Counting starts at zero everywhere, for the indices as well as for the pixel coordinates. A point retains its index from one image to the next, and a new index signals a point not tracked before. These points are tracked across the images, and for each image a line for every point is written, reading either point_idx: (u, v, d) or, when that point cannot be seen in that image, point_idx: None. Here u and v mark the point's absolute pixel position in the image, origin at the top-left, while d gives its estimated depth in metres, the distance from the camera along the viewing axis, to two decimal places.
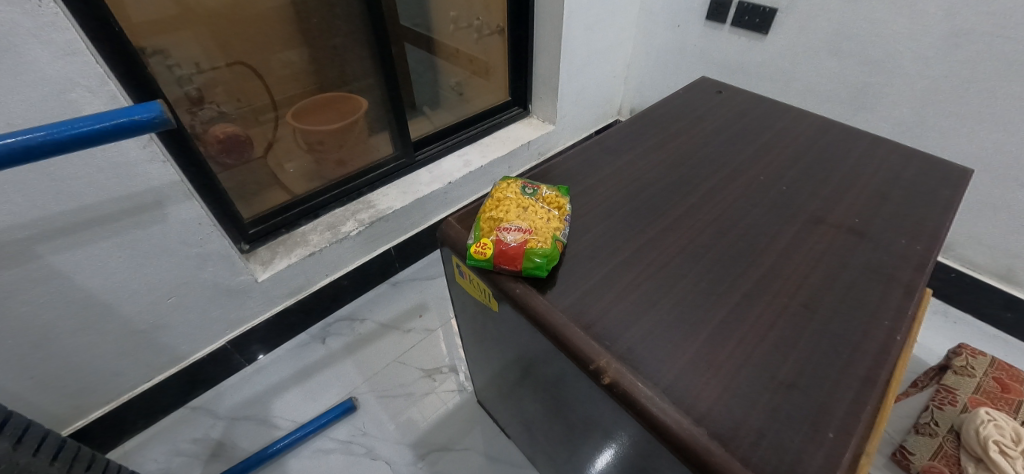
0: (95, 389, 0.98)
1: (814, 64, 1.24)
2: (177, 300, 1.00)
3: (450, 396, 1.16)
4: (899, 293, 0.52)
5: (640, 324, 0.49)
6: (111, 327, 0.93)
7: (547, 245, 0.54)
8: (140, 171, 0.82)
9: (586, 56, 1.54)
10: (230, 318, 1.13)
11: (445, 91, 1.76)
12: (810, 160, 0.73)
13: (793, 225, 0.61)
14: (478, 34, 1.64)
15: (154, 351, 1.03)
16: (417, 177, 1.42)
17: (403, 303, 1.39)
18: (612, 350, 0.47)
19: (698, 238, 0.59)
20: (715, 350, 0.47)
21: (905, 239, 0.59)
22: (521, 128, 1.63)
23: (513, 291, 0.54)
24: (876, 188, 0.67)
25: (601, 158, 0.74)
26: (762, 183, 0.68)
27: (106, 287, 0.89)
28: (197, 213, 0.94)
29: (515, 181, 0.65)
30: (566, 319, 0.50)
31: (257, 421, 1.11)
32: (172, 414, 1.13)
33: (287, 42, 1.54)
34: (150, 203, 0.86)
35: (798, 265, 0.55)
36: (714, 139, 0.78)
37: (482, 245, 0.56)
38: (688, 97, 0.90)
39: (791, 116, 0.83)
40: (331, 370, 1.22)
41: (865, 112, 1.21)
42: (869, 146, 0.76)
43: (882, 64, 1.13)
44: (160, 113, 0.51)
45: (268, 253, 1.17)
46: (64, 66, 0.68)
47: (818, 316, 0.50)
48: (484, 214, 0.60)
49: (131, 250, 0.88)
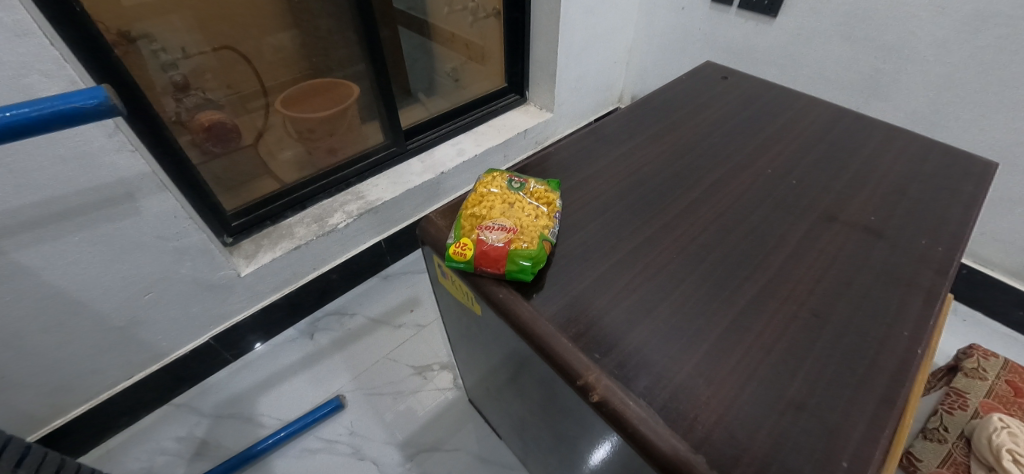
0: (72, 387, 0.95)
1: (825, 49, 1.18)
2: (156, 296, 0.97)
3: (442, 393, 1.13)
4: (919, 300, 0.48)
5: (636, 333, 0.45)
6: (85, 324, 0.89)
7: (533, 246, 0.49)
8: (107, 161, 0.77)
9: (586, 40, 1.47)
10: (214, 313, 1.09)
11: (440, 77, 1.70)
12: (822, 152, 0.68)
13: (803, 223, 0.56)
14: (473, 18, 1.57)
15: (134, 348, 1.00)
16: (409, 166, 1.37)
17: (394, 297, 1.34)
18: (603, 364, 0.43)
19: (699, 237, 0.55)
20: (717, 363, 0.42)
21: (925, 239, 0.54)
22: (518, 116, 1.57)
23: (496, 295, 0.49)
24: (893, 183, 0.62)
25: (596, 149, 0.69)
26: (771, 176, 0.64)
27: (78, 283, 0.85)
28: (171, 206, 0.89)
29: (500, 173, 0.61)
30: (553, 328, 0.46)
31: (242, 419, 1.08)
32: (157, 410, 1.10)
33: (278, 26, 1.47)
34: (120, 195, 0.82)
35: (808, 268, 0.51)
36: (718, 129, 0.73)
37: (462, 246, 0.51)
38: (691, 83, 0.85)
39: (801, 103, 0.78)
40: (319, 367, 1.18)
41: (878, 101, 1.15)
42: (885, 136, 0.70)
43: (898, 49, 1.06)
44: (104, 101, 0.47)
45: (252, 246, 1.13)
46: (15, 48, 0.63)
47: (830, 326, 0.45)
48: (465, 211, 0.55)
49: (104, 245, 0.84)
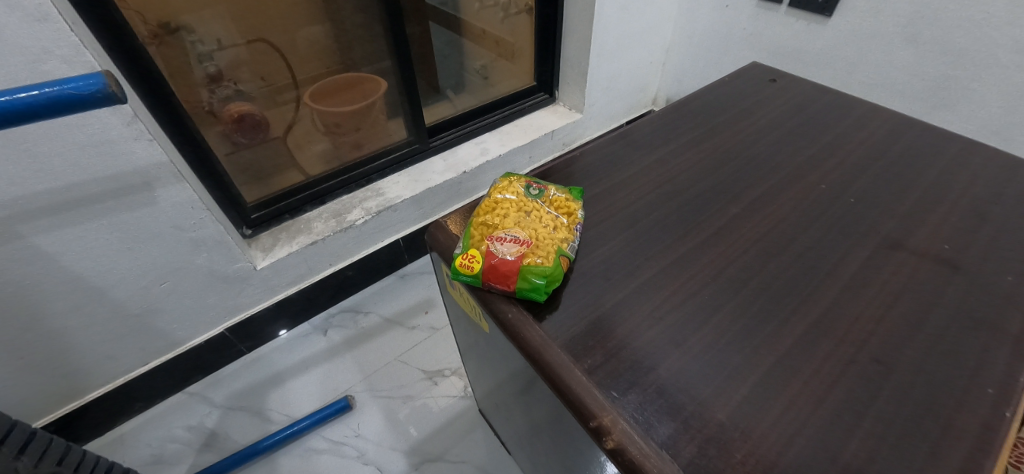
0: (87, 371, 0.95)
1: (886, 52, 1.07)
2: (172, 286, 0.96)
3: (452, 401, 1.09)
4: (1007, 350, 0.40)
5: (663, 369, 0.39)
6: (101, 310, 0.90)
7: (548, 262, 0.44)
8: (126, 149, 0.77)
9: (620, 39, 1.41)
10: (229, 305, 1.08)
11: (469, 74, 1.66)
12: (885, 167, 0.60)
13: (860, 249, 0.49)
14: (504, 14, 1.53)
15: (149, 336, 1.00)
16: (431, 164, 1.34)
17: (410, 297, 1.31)
18: (621, 404, 0.37)
19: (739, 259, 0.48)
20: (757, 414, 0.36)
21: (1012, 275, 0.46)
22: (546, 116, 1.52)
23: (503, 315, 0.44)
24: (971, 205, 0.54)
25: (625, 154, 0.63)
26: (824, 193, 0.56)
27: (96, 269, 0.85)
28: (188, 197, 0.88)
29: (518, 178, 0.56)
30: (565, 357, 0.40)
31: (250, 413, 1.07)
32: (171, 398, 1.11)
33: (311, 18, 1.46)
34: (138, 184, 0.81)
35: (868, 303, 0.44)
36: (765, 137, 0.66)
37: (470, 258, 0.46)
38: (735, 85, 0.78)
39: (860, 110, 0.69)
40: (330, 364, 1.16)
41: (945, 111, 1.04)
42: (961, 150, 0.61)
43: (971, 54, 0.95)
44: (102, 88, 0.44)
45: (270, 239, 1.12)
46: (34, 33, 0.62)
47: (895, 376, 0.39)
48: (476, 218, 0.50)
49: (121, 232, 0.84)
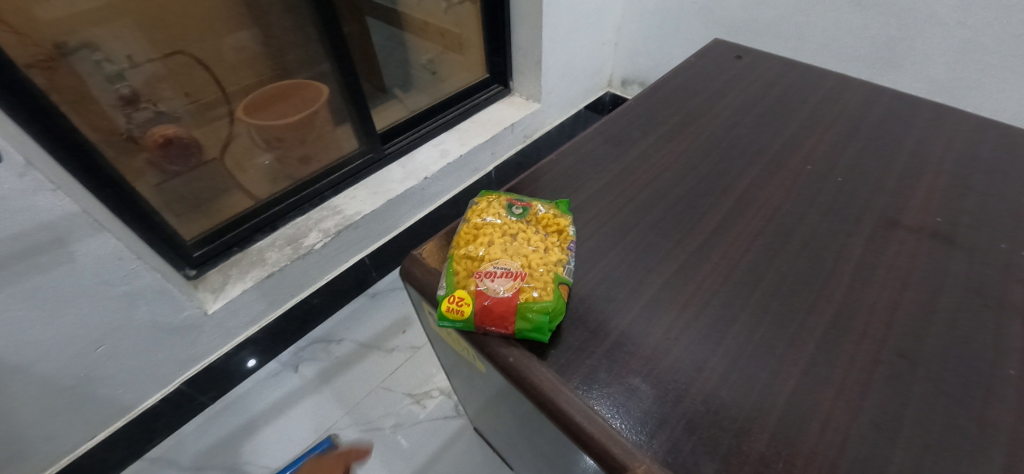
0: (21, 459, 0.83)
1: (834, 16, 1.07)
2: (111, 348, 0.85)
3: (443, 423, 1.03)
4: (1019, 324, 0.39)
5: (690, 401, 0.36)
6: (26, 390, 0.78)
7: (547, 296, 0.40)
8: (24, 206, 0.65)
9: (571, 23, 1.36)
10: (182, 356, 0.98)
11: (416, 71, 1.57)
12: (865, 140, 0.58)
13: (860, 234, 0.47)
14: (447, 3, 1.44)
15: (92, 407, 0.89)
16: (389, 173, 1.25)
17: (384, 317, 1.24)
18: (653, 450, 0.33)
19: (744, 261, 0.45)
20: (796, 438, 0.33)
21: (1006, 242, 0.46)
22: (503, 108, 1.46)
23: (505, 360, 0.39)
24: (953, 172, 0.53)
25: (604, 153, 0.59)
26: (813, 175, 0.54)
27: (12, 346, 0.73)
28: (113, 248, 0.77)
29: (496, 195, 0.51)
30: (581, 402, 0.36)
31: (224, 471, 0.98)
32: (129, 468, 1.00)
33: (235, 25, 1.32)
34: (48, 243, 0.70)
35: (880, 292, 0.42)
36: (742, 120, 0.63)
37: (458, 300, 0.41)
38: (702, 64, 0.75)
39: (829, 82, 0.68)
40: (307, 402, 1.08)
41: (893, 71, 1.06)
42: (932, 115, 0.61)
43: (915, 14, 0.96)
44: None
45: (219, 277, 1.01)
46: None
47: (922, 370, 0.37)
48: (457, 250, 0.45)
49: (37, 300, 0.72)
